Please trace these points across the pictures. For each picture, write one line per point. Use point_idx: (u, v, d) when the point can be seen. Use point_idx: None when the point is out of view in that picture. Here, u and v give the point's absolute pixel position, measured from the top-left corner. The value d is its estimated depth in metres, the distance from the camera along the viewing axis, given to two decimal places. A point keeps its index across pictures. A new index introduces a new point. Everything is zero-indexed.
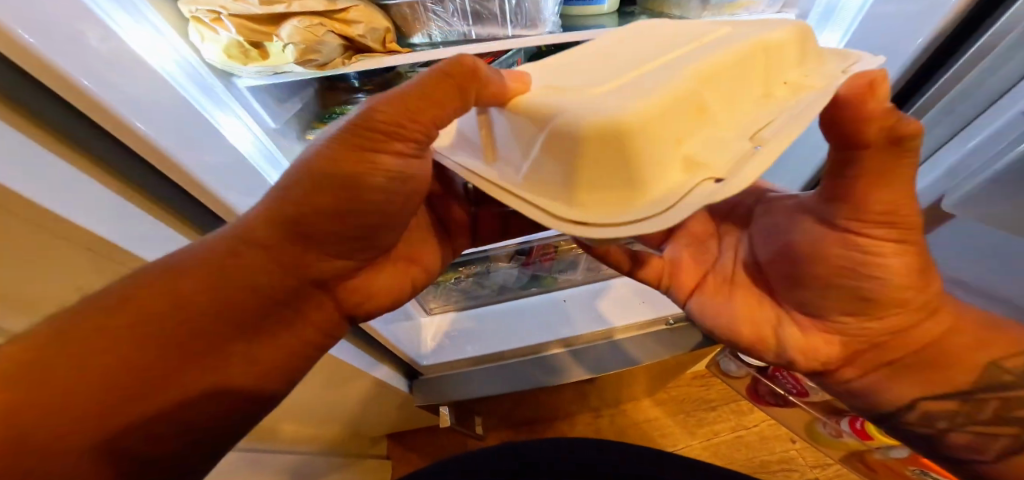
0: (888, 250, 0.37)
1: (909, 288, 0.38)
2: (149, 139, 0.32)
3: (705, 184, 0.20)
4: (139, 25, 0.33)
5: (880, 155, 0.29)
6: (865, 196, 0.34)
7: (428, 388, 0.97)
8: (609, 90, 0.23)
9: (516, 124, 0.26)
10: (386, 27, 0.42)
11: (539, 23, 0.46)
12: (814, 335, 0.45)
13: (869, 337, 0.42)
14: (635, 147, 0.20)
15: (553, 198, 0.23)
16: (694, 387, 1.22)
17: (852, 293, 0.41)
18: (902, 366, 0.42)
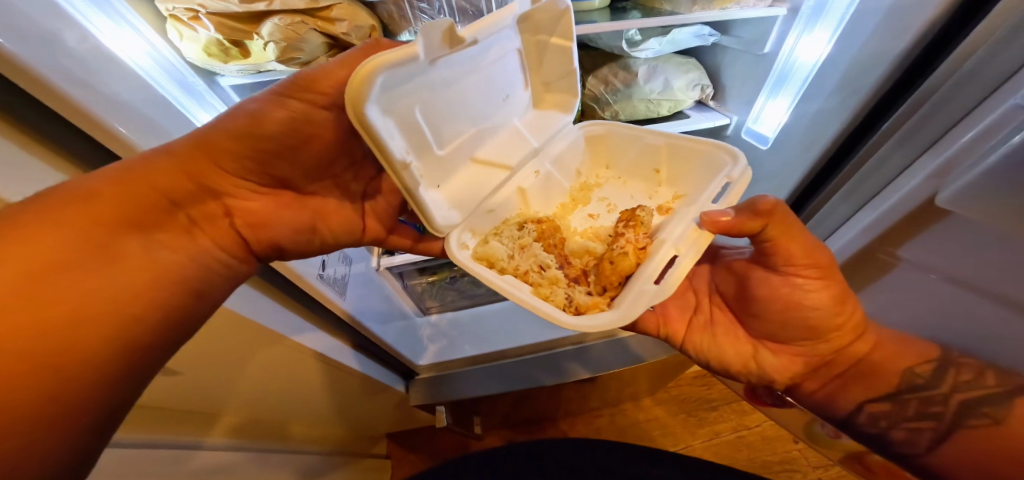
0: (822, 284, 0.43)
1: (836, 311, 0.44)
2: (131, 142, 0.31)
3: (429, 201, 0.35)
4: (120, 28, 0.33)
5: (779, 216, 0.37)
6: (788, 249, 0.40)
7: (427, 386, 0.97)
8: (459, 158, 0.42)
9: (448, 183, 0.41)
10: (371, 24, 0.41)
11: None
12: (785, 358, 0.49)
13: (829, 354, 0.47)
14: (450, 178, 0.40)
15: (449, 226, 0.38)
16: (694, 387, 1.21)
17: (803, 325, 0.45)
18: (852, 373, 0.47)
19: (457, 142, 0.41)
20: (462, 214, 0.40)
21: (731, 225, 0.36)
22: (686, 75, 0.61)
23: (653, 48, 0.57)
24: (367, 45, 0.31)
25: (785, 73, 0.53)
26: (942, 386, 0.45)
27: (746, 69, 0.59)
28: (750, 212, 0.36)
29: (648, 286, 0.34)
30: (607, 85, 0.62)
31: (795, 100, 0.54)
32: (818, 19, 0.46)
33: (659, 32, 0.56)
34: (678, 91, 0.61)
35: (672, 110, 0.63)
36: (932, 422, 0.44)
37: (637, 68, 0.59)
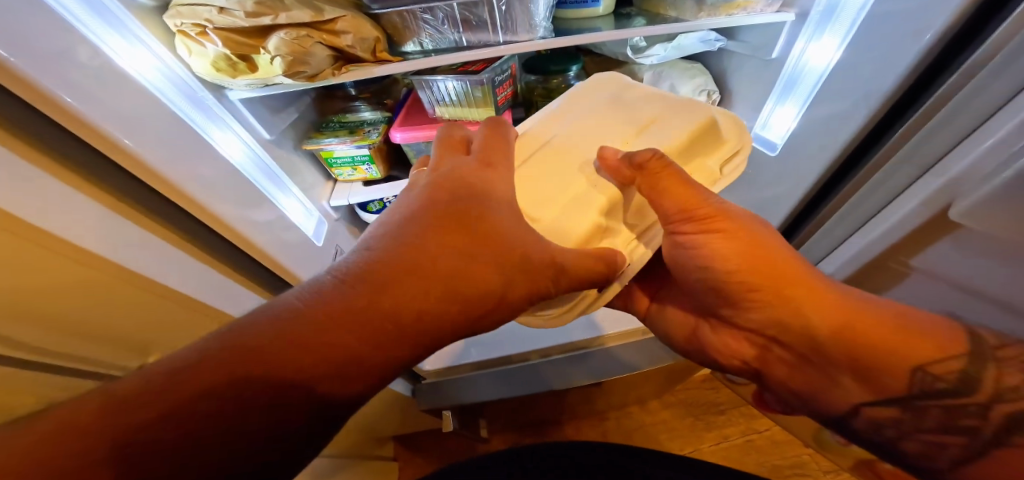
0: (713, 237, 0.39)
1: (762, 276, 0.41)
2: (138, 154, 0.32)
3: None
4: (132, 47, 0.34)
5: (650, 165, 0.35)
6: (665, 205, 0.36)
7: (432, 397, 0.96)
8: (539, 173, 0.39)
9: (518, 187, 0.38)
10: (375, 36, 0.42)
11: (531, 28, 0.46)
12: (725, 336, 0.51)
13: (772, 328, 0.44)
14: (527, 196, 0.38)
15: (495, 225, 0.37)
16: (700, 391, 1.20)
17: (712, 291, 0.45)
18: (817, 353, 0.41)
19: (559, 175, 0.38)
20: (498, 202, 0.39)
21: (614, 171, 0.37)
22: (692, 81, 0.60)
23: (658, 54, 0.57)
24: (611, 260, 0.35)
25: (795, 77, 0.53)
26: (977, 394, 0.36)
27: (758, 77, 0.58)
28: (625, 162, 0.36)
29: (585, 298, 0.39)
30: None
31: (805, 106, 0.53)
32: (828, 24, 0.46)
33: (664, 38, 0.56)
34: (684, 98, 0.60)
35: None
36: (964, 438, 0.37)
37: (643, 74, 0.61)
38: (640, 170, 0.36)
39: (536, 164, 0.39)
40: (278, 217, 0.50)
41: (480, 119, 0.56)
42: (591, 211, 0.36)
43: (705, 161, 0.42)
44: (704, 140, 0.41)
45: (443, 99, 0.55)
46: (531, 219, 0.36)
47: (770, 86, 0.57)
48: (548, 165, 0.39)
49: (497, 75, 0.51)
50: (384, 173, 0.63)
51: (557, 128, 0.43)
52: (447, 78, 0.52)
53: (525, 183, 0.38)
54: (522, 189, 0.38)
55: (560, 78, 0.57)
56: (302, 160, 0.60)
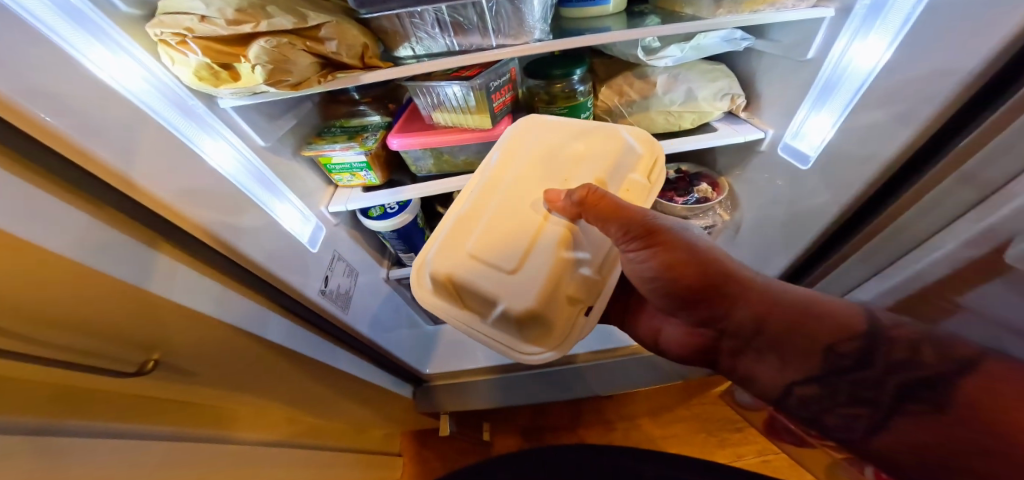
0: (656, 251, 0.42)
1: (701, 286, 0.43)
2: (118, 170, 0.31)
3: (499, 296, 0.41)
4: (115, 55, 0.33)
5: (592, 198, 0.41)
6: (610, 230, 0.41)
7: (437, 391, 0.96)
8: (493, 226, 0.44)
9: (481, 245, 0.44)
10: (363, 42, 0.41)
11: (526, 30, 0.43)
12: (680, 331, 0.54)
13: (709, 321, 0.45)
14: (495, 248, 0.43)
15: (483, 287, 0.42)
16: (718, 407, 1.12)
17: (664, 302, 0.47)
18: (756, 344, 0.43)
19: (512, 223, 0.44)
20: (471, 260, 0.43)
21: (565, 212, 0.43)
22: (713, 83, 0.55)
23: (674, 55, 0.52)
24: (591, 281, 0.43)
25: (834, 81, 0.47)
26: (874, 367, 0.37)
27: (788, 79, 0.53)
28: (571, 201, 0.42)
29: (580, 320, 0.43)
30: (622, 97, 0.59)
31: (843, 113, 0.47)
32: (875, 20, 0.39)
33: (680, 38, 0.52)
34: (703, 102, 0.55)
35: (697, 123, 0.58)
36: (867, 408, 0.37)
37: (657, 77, 0.56)
38: (581, 207, 0.41)
39: (492, 219, 0.45)
40: (270, 222, 0.49)
41: (476, 126, 0.54)
42: (554, 248, 0.42)
43: (632, 174, 0.49)
44: (624, 162, 0.48)
45: (442, 105, 0.53)
46: (509, 270, 0.41)
47: (804, 90, 0.50)
48: (507, 216, 0.45)
49: (492, 80, 0.49)
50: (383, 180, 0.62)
51: (504, 175, 0.48)
52: (445, 87, 0.49)
53: (490, 240, 0.44)
54: (490, 246, 0.43)
55: (564, 83, 0.54)
56: (302, 166, 0.60)
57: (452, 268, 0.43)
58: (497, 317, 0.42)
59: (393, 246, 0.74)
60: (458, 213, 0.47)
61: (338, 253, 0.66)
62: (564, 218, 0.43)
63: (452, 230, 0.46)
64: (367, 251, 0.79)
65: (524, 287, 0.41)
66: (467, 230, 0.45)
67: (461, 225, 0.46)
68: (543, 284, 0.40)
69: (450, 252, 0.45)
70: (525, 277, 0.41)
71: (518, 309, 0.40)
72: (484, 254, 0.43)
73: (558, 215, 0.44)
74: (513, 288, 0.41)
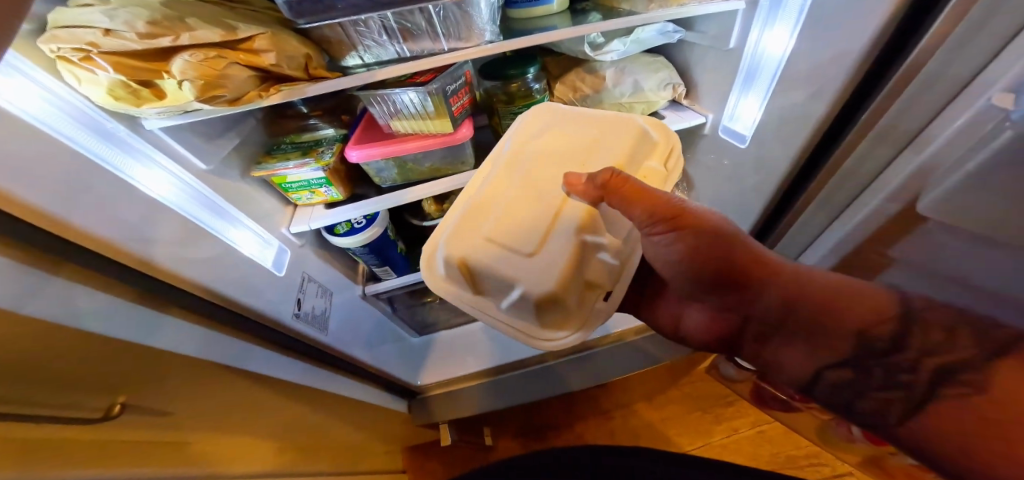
0: (682, 234, 0.43)
1: (727, 260, 0.45)
2: (42, 209, 0.28)
3: (516, 280, 0.40)
4: (9, 78, 0.29)
5: (614, 180, 0.40)
6: (636, 214, 0.40)
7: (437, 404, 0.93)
8: (509, 211, 0.44)
9: (496, 230, 0.43)
10: (303, 52, 0.41)
11: (474, 32, 0.44)
12: (704, 319, 0.55)
13: (743, 303, 0.47)
14: (512, 233, 0.42)
15: (501, 271, 0.41)
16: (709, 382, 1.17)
17: (690, 281, 0.47)
18: (785, 329, 0.45)
19: (529, 209, 0.43)
20: (487, 244, 0.42)
21: (584, 193, 0.42)
22: (656, 74, 0.58)
23: (618, 49, 0.55)
24: (610, 268, 0.43)
25: (754, 68, 0.51)
26: (907, 352, 0.38)
27: (716, 66, 0.57)
28: (591, 182, 0.41)
29: (597, 303, 0.43)
30: (576, 92, 0.60)
31: (767, 95, 0.51)
32: (780, 11, 0.44)
33: (621, 32, 0.55)
34: (649, 92, 0.59)
35: (646, 112, 0.61)
36: (901, 392, 0.39)
37: (604, 71, 0.58)
38: (604, 190, 0.40)
39: (509, 205, 0.44)
40: (225, 250, 0.47)
41: (438, 131, 0.55)
42: (575, 231, 0.41)
43: (647, 164, 0.49)
44: (638, 149, 0.49)
45: (399, 112, 0.53)
46: (529, 254, 0.41)
47: (730, 80, 0.54)
48: (524, 203, 0.44)
49: (447, 84, 0.50)
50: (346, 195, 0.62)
51: (517, 165, 0.48)
52: (403, 95, 0.49)
53: (507, 224, 0.43)
54: (508, 232, 0.42)
55: (518, 82, 0.56)
56: (254, 188, 0.58)
57: (468, 254, 0.42)
58: (515, 302, 0.42)
59: (366, 261, 0.73)
60: (473, 205, 0.46)
61: (307, 274, 0.64)
62: (583, 203, 0.42)
63: (467, 217, 0.45)
64: (341, 268, 0.77)
65: (544, 271, 0.40)
66: (482, 216, 0.44)
67: (474, 210, 0.45)
68: (563, 267, 0.40)
69: (466, 238, 0.43)
70: (544, 261, 0.40)
71: (540, 294, 0.39)
72: (500, 239, 0.42)
73: (579, 198, 0.42)
74: (533, 272, 0.40)
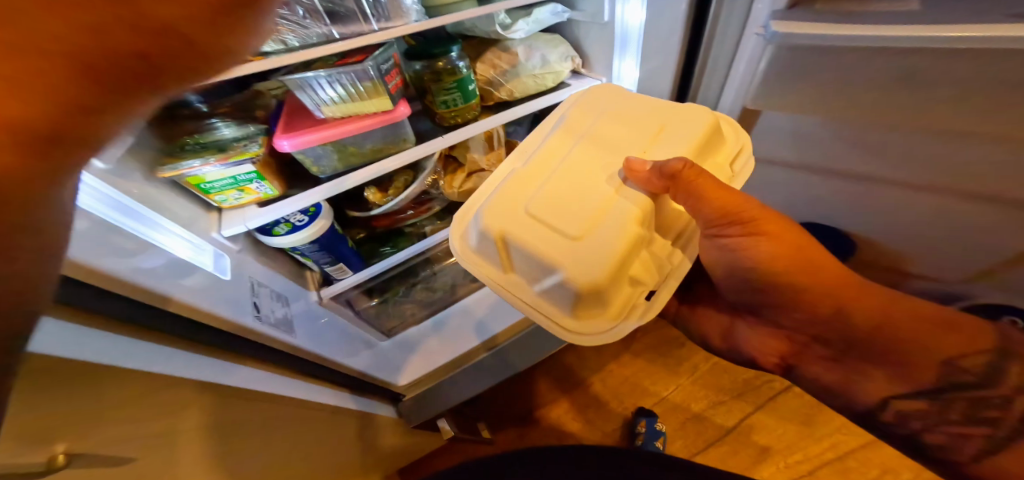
0: (757, 236, 0.37)
1: (799, 267, 0.38)
2: None
3: (553, 261, 0.32)
4: None
5: (681, 170, 0.32)
6: (702, 209, 0.33)
7: (429, 409, 0.85)
8: (554, 184, 0.35)
9: (538, 201, 0.34)
10: (217, 25, 0.33)
11: (404, 12, 0.42)
12: (763, 334, 0.47)
13: (813, 324, 0.41)
14: (554, 208, 0.33)
15: (536, 247, 0.32)
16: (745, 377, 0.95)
17: (754, 286, 0.41)
18: (862, 350, 0.39)
19: (580, 186, 0.35)
20: (523, 216, 0.34)
21: (645, 179, 0.34)
22: (557, 49, 0.58)
23: (523, 29, 0.55)
24: (659, 271, 0.35)
25: (625, 35, 0.52)
26: (1000, 386, 0.34)
27: (598, 37, 0.57)
28: (658, 167, 0.33)
29: (640, 304, 0.34)
30: (495, 68, 0.57)
31: (639, 58, 0.53)
32: None
33: (523, 12, 0.55)
34: (555, 63, 0.58)
35: (556, 83, 0.61)
36: (985, 429, 0.35)
37: (516, 48, 0.57)
38: (673, 180, 0.32)
39: (553, 179, 0.35)
40: (166, 258, 0.36)
41: (377, 110, 0.49)
42: (633, 221, 0.32)
43: (713, 163, 0.40)
44: (710, 143, 0.39)
45: (329, 97, 0.46)
46: (573, 234, 0.32)
47: (609, 46, 0.55)
48: (573, 178, 0.35)
49: (381, 63, 0.45)
50: (281, 191, 0.52)
51: (562, 141, 0.39)
52: (341, 84, 0.45)
53: (553, 197, 0.34)
54: (555, 205, 0.33)
55: (445, 60, 0.51)
56: (161, 190, 0.42)
57: (499, 224, 0.34)
58: (549, 287, 0.33)
59: (316, 261, 0.65)
60: (513, 173, 0.37)
61: (254, 280, 0.52)
62: (642, 192, 0.34)
63: (505, 183, 0.36)
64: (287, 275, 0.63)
65: (593, 258, 0.31)
66: (520, 185, 0.36)
67: (508, 178, 0.37)
68: (615, 258, 0.31)
69: (498, 207, 0.35)
70: (591, 248, 0.31)
71: (581, 283, 0.31)
72: (540, 212, 0.33)
73: (642, 186, 0.34)
74: (577, 256, 0.31)
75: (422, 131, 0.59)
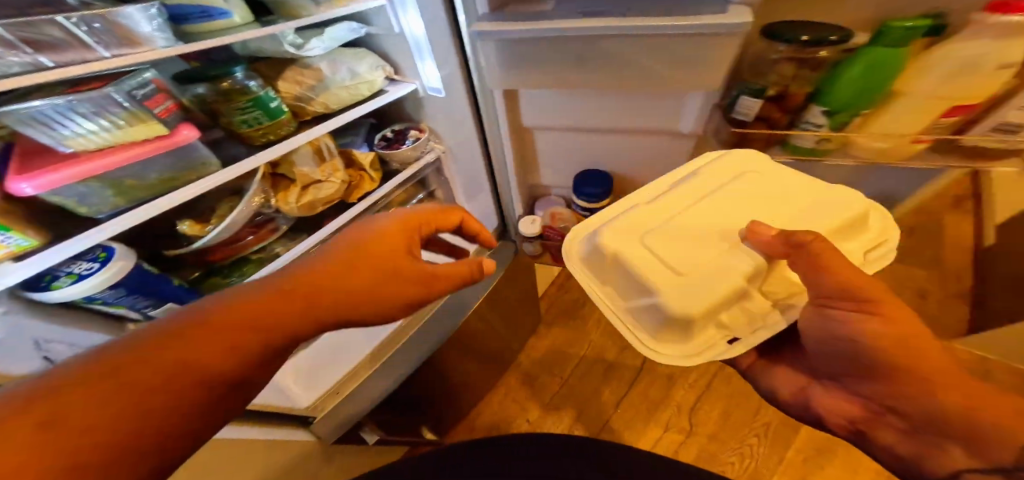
0: (868, 315, 0.35)
1: (893, 342, 0.36)
2: None
3: (652, 286, 0.36)
4: None
5: (810, 242, 0.34)
6: (824, 284, 0.34)
7: (341, 423, 0.55)
8: (678, 226, 0.40)
9: (656, 236, 0.39)
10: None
11: (139, 39, 0.40)
12: (841, 398, 0.44)
13: (895, 397, 0.38)
14: (669, 244, 0.38)
15: (641, 272, 0.37)
16: (671, 398, 0.90)
17: (853, 358, 0.39)
18: (937, 425, 0.35)
19: (705, 234, 0.39)
20: (638, 245, 0.39)
21: (769, 242, 0.36)
22: (363, 61, 0.63)
23: (319, 47, 0.58)
24: (751, 322, 0.37)
25: (417, 42, 0.60)
26: None
27: (400, 47, 0.64)
28: (786, 235, 0.35)
29: (720, 346, 0.37)
30: (301, 85, 0.59)
31: (433, 60, 0.61)
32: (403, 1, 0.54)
33: (315, 32, 0.58)
34: (365, 73, 0.63)
35: (373, 91, 0.65)
36: None
37: (318, 64, 0.60)
38: (796, 248, 0.35)
39: (676, 221, 0.40)
40: None
41: (153, 135, 0.43)
42: (740, 276, 0.36)
43: (847, 245, 0.40)
44: (847, 224, 0.40)
45: (73, 130, 0.38)
46: (677, 269, 0.36)
47: (409, 50, 0.63)
48: (698, 226, 0.39)
49: (132, 88, 0.40)
50: (44, 242, 0.38)
51: (697, 193, 0.43)
52: (86, 116, 0.38)
53: (673, 236, 0.39)
54: (671, 243, 0.38)
55: (231, 81, 0.51)
56: None
57: (615, 248, 0.39)
58: (641, 307, 0.38)
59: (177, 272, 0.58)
60: (644, 206, 0.43)
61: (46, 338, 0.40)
62: (760, 255, 0.37)
63: (631, 215, 0.42)
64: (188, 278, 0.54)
65: (694, 294, 0.35)
66: (645, 220, 0.41)
67: (633, 212, 0.42)
68: (713, 298, 0.35)
69: (622, 234, 0.40)
70: (692, 283, 0.35)
71: (675, 310, 0.35)
72: (656, 245, 0.38)
73: (768, 250, 0.36)
74: (677, 287, 0.35)
75: (231, 156, 0.55)
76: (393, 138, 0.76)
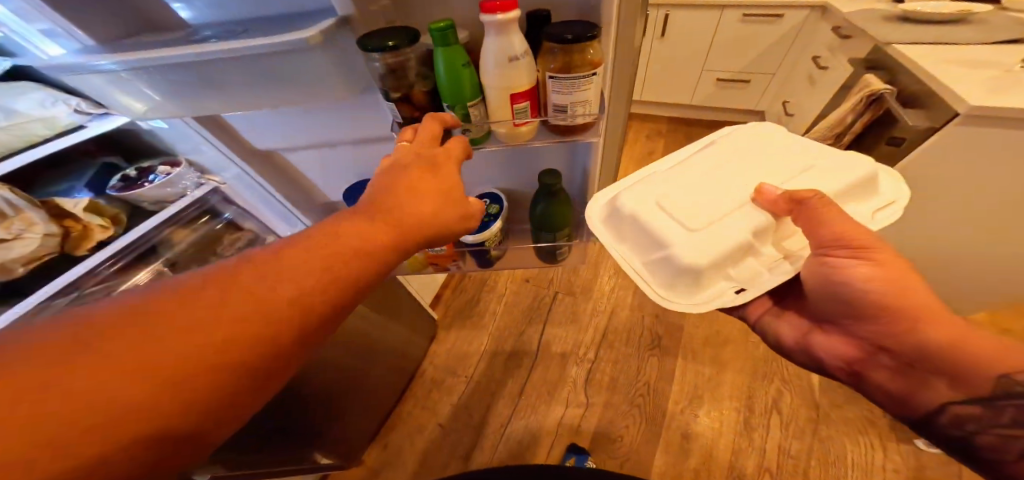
0: (860, 256, 0.38)
1: (886, 286, 0.38)
2: None
3: (664, 242, 0.39)
4: None
5: (811, 199, 0.38)
6: (824, 233, 0.37)
7: None
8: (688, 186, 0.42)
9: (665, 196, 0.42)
10: None
11: None
12: (838, 341, 0.45)
13: (886, 340, 0.40)
14: (678, 202, 0.41)
15: (655, 229, 0.40)
16: (565, 376, 1.05)
17: (843, 301, 0.41)
18: (925, 363, 0.38)
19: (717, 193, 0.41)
20: (649, 207, 0.41)
21: (771, 197, 0.39)
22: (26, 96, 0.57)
23: None
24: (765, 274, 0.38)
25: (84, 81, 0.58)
26: None
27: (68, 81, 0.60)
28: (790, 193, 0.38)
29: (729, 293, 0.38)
30: None
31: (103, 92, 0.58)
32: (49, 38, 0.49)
33: None
34: (30, 111, 0.57)
35: (56, 128, 0.59)
36: None
37: None
38: (799, 204, 0.38)
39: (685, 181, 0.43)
40: None
41: None
42: (749, 229, 0.38)
43: (852, 208, 0.44)
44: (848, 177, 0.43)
45: None
46: (687, 224, 0.39)
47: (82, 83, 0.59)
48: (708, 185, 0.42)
49: None
50: None
51: (707, 157, 0.46)
52: None
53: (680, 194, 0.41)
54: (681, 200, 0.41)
55: None
56: None
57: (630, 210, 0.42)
58: (656, 262, 0.40)
59: None
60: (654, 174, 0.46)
61: None
62: (766, 212, 0.39)
63: (643, 182, 0.45)
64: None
65: (705, 245, 0.37)
66: (656, 183, 0.44)
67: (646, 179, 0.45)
68: (724, 249, 0.37)
69: (636, 197, 0.43)
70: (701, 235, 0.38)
71: (685, 261, 0.37)
72: (666, 205, 0.41)
73: (773, 205, 0.39)
74: (688, 240, 0.38)
75: None
76: (133, 178, 0.72)
